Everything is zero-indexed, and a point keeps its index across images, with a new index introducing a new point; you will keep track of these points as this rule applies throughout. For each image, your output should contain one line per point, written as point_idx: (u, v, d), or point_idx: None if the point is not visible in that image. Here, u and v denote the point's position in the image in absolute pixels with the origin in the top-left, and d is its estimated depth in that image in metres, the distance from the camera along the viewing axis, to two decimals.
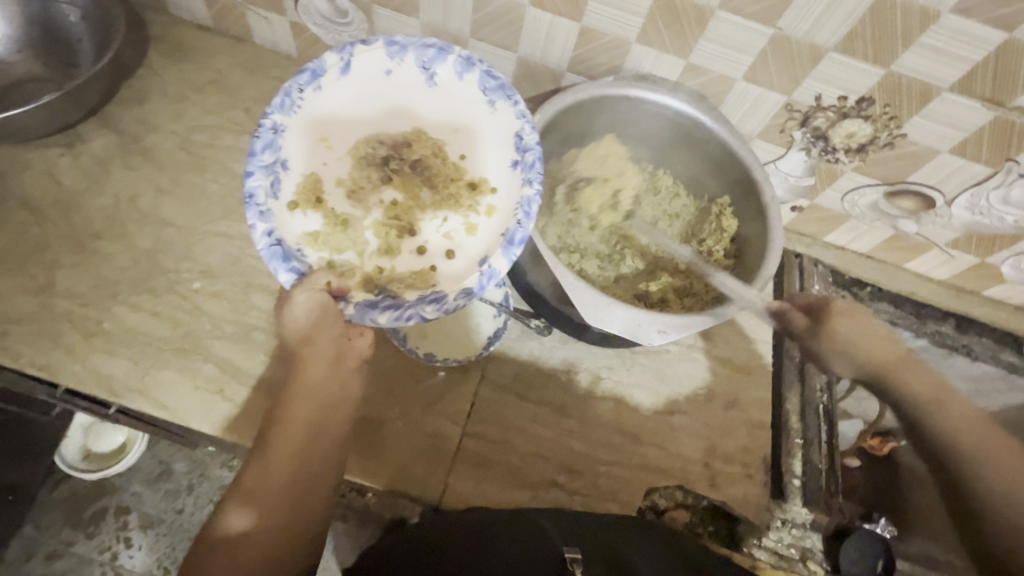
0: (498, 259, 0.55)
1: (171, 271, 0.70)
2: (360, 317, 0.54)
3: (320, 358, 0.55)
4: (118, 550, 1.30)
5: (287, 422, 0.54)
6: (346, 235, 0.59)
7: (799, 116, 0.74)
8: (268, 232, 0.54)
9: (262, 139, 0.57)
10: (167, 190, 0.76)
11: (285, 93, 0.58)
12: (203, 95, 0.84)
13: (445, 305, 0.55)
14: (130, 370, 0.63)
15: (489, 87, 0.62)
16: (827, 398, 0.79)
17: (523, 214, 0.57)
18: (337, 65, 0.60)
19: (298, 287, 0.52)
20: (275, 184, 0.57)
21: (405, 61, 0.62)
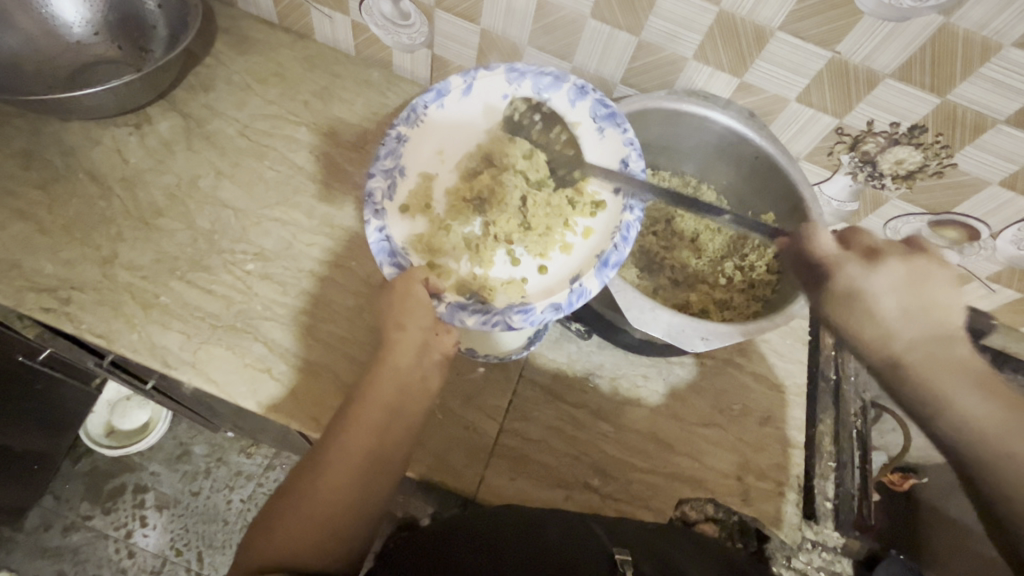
0: (589, 280, 0.61)
1: (227, 251, 0.72)
2: (451, 316, 0.60)
3: (406, 345, 0.57)
4: (133, 527, 1.31)
5: (367, 402, 0.55)
6: (446, 239, 0.63)
7: (849, 140, 0.74)
8: (380, 230, 0.61)
9: (387, 147, 0.64)
10: (226, 173, 0.78)
11: (411, 108, 0.65)
12: (265, 86, 0.87)
13: (530, 316, 0.61)
14: (184, 344, 0.65)
15: (599, 116, 0.66)
16: (861, 423, 0.77)
17: (620, 239, 0.62)
18: (460, 86, 0.67)
19: (401, 280, 0.59)
20: (391, 187, 0.63)
21: (522, 85, 0.67)
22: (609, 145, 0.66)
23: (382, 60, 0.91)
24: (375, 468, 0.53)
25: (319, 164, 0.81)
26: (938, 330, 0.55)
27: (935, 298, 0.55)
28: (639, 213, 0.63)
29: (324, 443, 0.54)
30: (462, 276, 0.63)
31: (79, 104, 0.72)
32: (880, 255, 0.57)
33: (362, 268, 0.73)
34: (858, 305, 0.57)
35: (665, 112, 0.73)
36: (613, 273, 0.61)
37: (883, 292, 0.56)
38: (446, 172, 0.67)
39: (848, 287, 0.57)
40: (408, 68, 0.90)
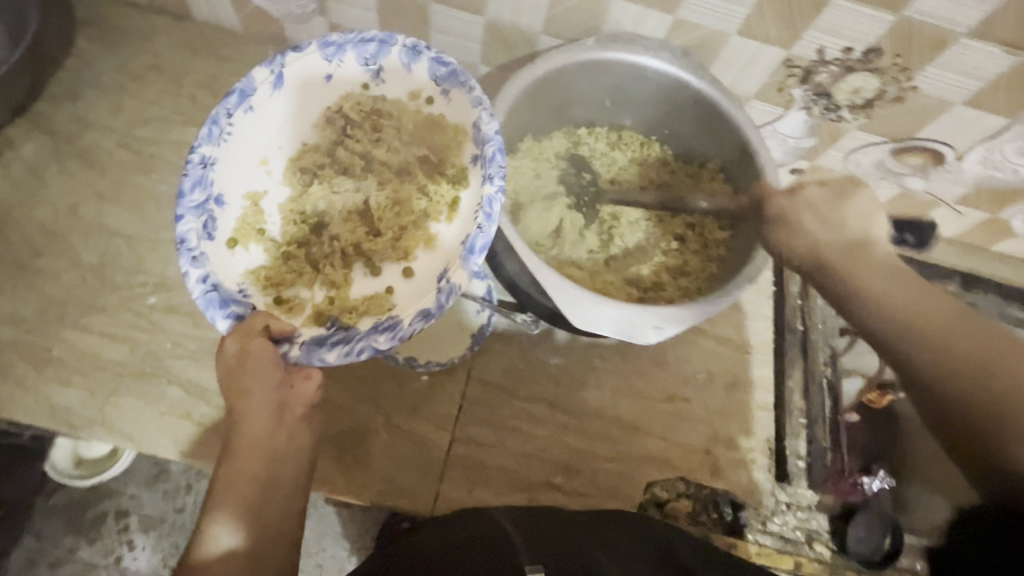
0: (458, 275, 0.50)
1: (123, 287, 0.64)
2: (309, 357, 0.50)
3: (259, 412, 0.51)
4: (122, 552, 1.30)
5: (233, 484, 0.50)
6: (290, 268, 0.55)
7: (799, 72, 0.67)
8: (203, 278, 0.50)
9: (190, 177, 0.51)
10: (110, 195, 0.69)
11: (213, 121, 0.52)
12: (141, 83, 0.75)
13: (398, 332, 0.50)
14: (88, 400, 0.59)
15: (440, 76, 0.55)
16: (831, 371, 0.77)
17: (485, 217, 0.50)
18: (267, 81, 0.54)
19: (235, 335, 0.49)
20: (208, 224, 0.52)
21: (345, 61, 0.56)
22: (459, 109, 0.55)
23: (274, 34, 0.79)
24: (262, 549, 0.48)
25: None
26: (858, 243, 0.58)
27: (854, 211, 0.59)
28: (500, 181, 0.51)
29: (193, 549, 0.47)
30: (318, 305, 0.54)
31: None
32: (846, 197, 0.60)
33: None
34: (805, 233, 0.58)
35: (595, 62, 0.64)
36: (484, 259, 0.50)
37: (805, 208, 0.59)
38: (275, 185, 0.56)
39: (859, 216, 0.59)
40: (304, 41, 0.79)
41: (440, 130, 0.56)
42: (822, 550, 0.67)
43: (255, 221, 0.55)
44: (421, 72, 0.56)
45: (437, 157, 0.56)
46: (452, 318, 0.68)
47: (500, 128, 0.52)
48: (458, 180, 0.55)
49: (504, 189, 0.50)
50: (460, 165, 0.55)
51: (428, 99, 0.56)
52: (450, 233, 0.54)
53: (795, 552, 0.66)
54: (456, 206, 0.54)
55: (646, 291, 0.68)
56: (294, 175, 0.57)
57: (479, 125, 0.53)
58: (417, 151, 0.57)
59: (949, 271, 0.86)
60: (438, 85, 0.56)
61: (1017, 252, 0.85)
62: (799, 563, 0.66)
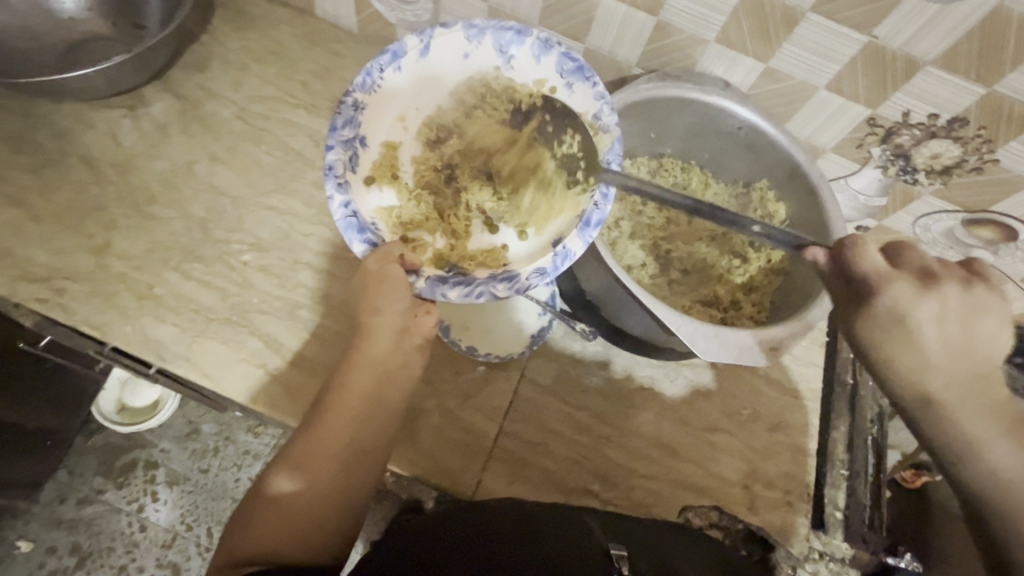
0: (572, 241, 0.55)
1: (222, 242, 0.70)
2: (431, 292, 0.55)
3: (383, 332, 0.55)
4: (144, 502, 1.34)
5: (346, 391, 0.53)
6: (421, 213, 0.60)
7: (881, 132, 0.69)
8: (345, 204, 0.55)
9: (342, 116, 0.56)
10: (223, 159, 0.76)
11: (366, 74, 0.57)
12: (263, 65, 0.83)
13: (516, 284, 0.55)
14: (178, 337, 0.64)
15: (567, 70, 0.59)
16: (878, 430, 0.75)
17: (600, 196, 0.56)
18: (417, 47, 0.58)
19: (374, 257, 0.54)
20: (353, 159, 0.56)
21: (483, 44, 0.60)
22: (579, 101, 0.60)
23: (385, 37, 0.87)
24: (360, 454, 0.52)
25: (318, 149, 0.78)
26: (982, 369, 0.43)
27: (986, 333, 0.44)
28: (617, 167, 0.57)
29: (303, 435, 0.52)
30: (440, 249, 0.60)
31: (70, 86, 0.70)
32: (936, 283, 0.44)
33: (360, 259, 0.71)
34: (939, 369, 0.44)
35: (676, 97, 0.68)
36: (596, 233, 0.56)
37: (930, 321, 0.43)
38: (410, 138, 0.61)
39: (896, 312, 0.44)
40: None
41: (561, 115, 0.61)
42: None
43: (392, 166, 0.60)
44: (550, 65, 0.60)
45: (557, 139, 0.61)
46: (511, 315, 0.71)
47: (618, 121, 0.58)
48: (578, 156, 0.60)
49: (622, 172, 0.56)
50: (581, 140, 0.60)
51: (552, 88, 0.61)
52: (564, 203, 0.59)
53: None
54: (575, 182, 0.59)
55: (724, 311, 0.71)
56: (428, 133, 0.62)
57: (599, 117, 0.59)
58: (539, 129, 0.62)
59: None
60: (564, 78, 0.60)
61: None
62: None
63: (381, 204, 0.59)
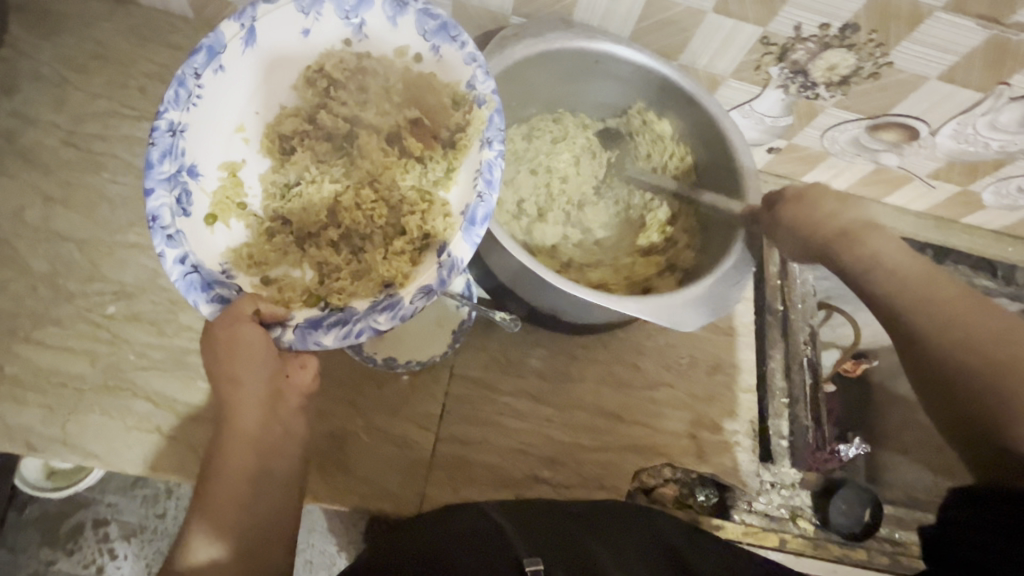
0: (457, 245, 0.49)
1: (78, 297, 0.61)
2: (304, 341, 0.48)
3: (250, 403, 0.48)
4: (103, 563, 1.26)
5: (222, 483, 0.47)
6: (274, 246, 0.53)
7: (776, 50, 0.65)
8: (181, 258, 0.47)
9: (159, 146, 0.47)
10: (58, 197, 0.64)
11: (179, 83, 0.48)
12: (85, 76, 0.70)
13: (399, 311, 0.48)
14: (48, 418, 0.56)
15: (428, 30, 0.52)
16: (811, 350, 0.77)
17: (484, 184, 0.50)
18: (238, 36, 0.50)
19: (223, 321, 0.47)
20: (183, 198, 0.48)
21: (324, 14, 0.52)
22: (450, 68, 0.53)
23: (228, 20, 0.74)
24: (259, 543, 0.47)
25: None
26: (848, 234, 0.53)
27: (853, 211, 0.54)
28: (499, 146, 0.50)
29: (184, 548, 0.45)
30: (308, 283, 0.52)
31: None
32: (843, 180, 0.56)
33: None
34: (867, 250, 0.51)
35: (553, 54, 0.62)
36: (485, 230, 0.49)
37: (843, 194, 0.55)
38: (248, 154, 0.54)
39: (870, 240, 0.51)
40: None
41: (432, 91, 0.54)
42: (806, 526, 0.68)
43: (233, 195, 0.52)
44: (409, 29, 0.53)
45: (430, 120, 0.54)
46: (428, 315, 0.66)
47: (495, 86, 0.51)
48: (455, 142, 0.53)
49: (504, 153, 0.50)
50: (457, 120, 0.53)
51: (415, 57, 0.54)
52: (446, 195, 0.52)
53: (780, 530, 0.68)
54: (452, 171, 0.53)
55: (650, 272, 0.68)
56: (271, 143, 0.54)
57: (474, 86, 0.51)
58: (405, 113, 0.55)
59: (920, 245, 0.86)
60: (427, 41, 0.52)
61: (986, 225, 0.87)
62: (784, 540, 0.67)
63: (226, 244, 0.51)
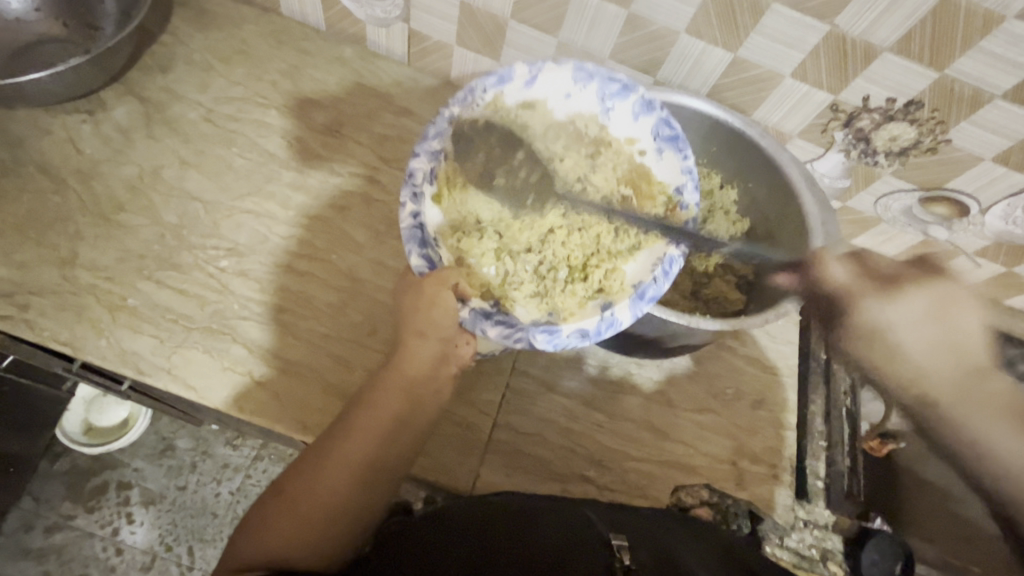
0: (622, 310, 0.53)
1: (197, 248, 0.68)
2: (472, 325, 0.52)
3: (422, 356, 0.54)
4: (118, 525, 1.28)
5: (375, 409, 0.52)
6: (482, 252, 0.56)
7: (843, 116, 0.73)
8: (414, 214, 0.53)
9: (435, 126, 0.55)
10: (192, 162, 0.73)
11: (469, 90, 0.56)
12: (229, 66, 0.81)
13: (554, 338, 0.53)
14: (156, 349, 0.62)
15: (661, 135, 0.59)
16: (851, 402, 0.78)
17: (661, 272, 0.54)
18: (524, 76, 0.57)
19: (429, 280, 0.51)
20: (434, 170, 0.54)
21: (587, 88, 0.59)
22: (666, 169, 0.59)
23: (355, 36, 0.85)
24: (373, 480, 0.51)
25: (291, 151, 0.77)
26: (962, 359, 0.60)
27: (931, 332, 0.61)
28: (685, 247, 0.55)
29: (316, 454, 0.51)
30: (487, 281, 0.55)
31: (26, 91, 0.66)
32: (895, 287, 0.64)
33: (341, 261, 0.70)
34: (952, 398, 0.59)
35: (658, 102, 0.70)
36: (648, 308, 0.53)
37: (904, 325, 0.61)
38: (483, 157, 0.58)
39: (872, 324, 0.63)
40: (382, 43, 0.84)
41: (647, 181, 0.61)
42: (836, 569, 0.69)
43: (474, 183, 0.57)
44: (646, 125, 0.59)
45: (637, 203, 0.61)
46: None
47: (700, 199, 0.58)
48: (650, 228, 0.58)
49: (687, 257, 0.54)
50: (658, 212, 0.59)
51: (643, 152, 0.60)
52: (625, 267, 0.57)
53: (810, 569, 0.69)
54: (638, 249, 0.58)
55: (710, 302, 0.71)
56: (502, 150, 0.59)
57: (682, 193, 0.58)
58: (622, 190, 0.62)
59: None
60: (657, 144, 0.59)
61: None
62: None
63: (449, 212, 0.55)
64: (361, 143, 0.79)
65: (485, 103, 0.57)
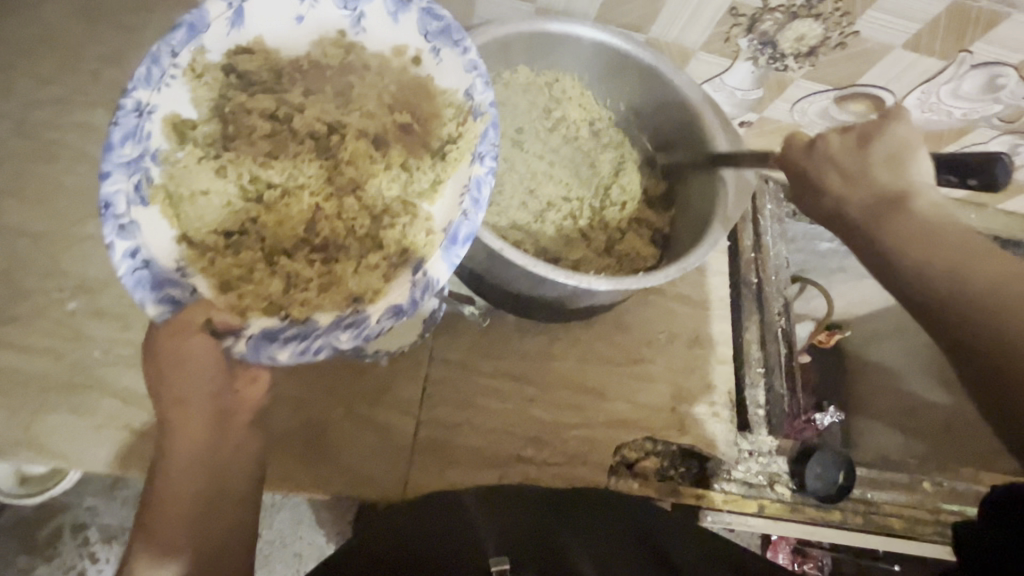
0: (435, 265, 0.47)
1: (37, 293, 0.58)
2: (257, 354, 0.46)
3: (192, 419, 0.46)
4: (84, 567, 1.17)
5: (167, 503, 0.45)
6: (240, 262, 0.49)
7: (744, 21, 0.65)
8: (131, 251, 0.45)
9: (121, 128, 0.45)
10: (9, 190, 0.61)
11: (152, 60, 0.45)
12: (33, 60, 0.66)
13: (364, 331, 0.47)
14: (10, 420, 0.54)
15: (431, 31, 0.51)
16: (785, 321, 0.78)
17: (471, 203, 0.48)
18: (224, 14, 0.48)
19: (168, 333, 0.45)
20: (140, 186, 0.46)
21: (320, 3, 0.51)
22: (450, 73, 0.51)
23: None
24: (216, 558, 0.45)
25: None
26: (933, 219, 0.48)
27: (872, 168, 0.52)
28: (490, 162, 0.49)
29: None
30: (272, 293, 0.48)
31: None
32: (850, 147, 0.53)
33: None
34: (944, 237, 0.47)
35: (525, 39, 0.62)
36: (466, 249, 0.48)
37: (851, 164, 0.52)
38: (190, 148, 0.48)
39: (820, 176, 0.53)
40: None
41: (427, 96, 0.53)
42: (783, 490, 0.70)
43: (193, 184, 0.48)
44: (410, 26, 0.51)
45: (422, 125, 0.53)
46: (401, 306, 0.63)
47: (493, 96, 0.50)
48: (446, 153, 0.52)
49: (494, 171, 0.48)
50: (449, 129, 0.52)
51: (416, 59, 0.52)
52: (430, 210, 0.51)
53: (759, 496, 0.69)
54: (440, 183, 0.51)
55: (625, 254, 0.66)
56: (218, 127, 0.50)
57: (472, 95, 0.51)
58: (396, 116, 0.53)
59: None
60: (428, 42, 0.51)
61: None
62: (762, 505, 0.69)
63: (178, 232, 0.47)
64: None
65: (183, 73, 0.47)
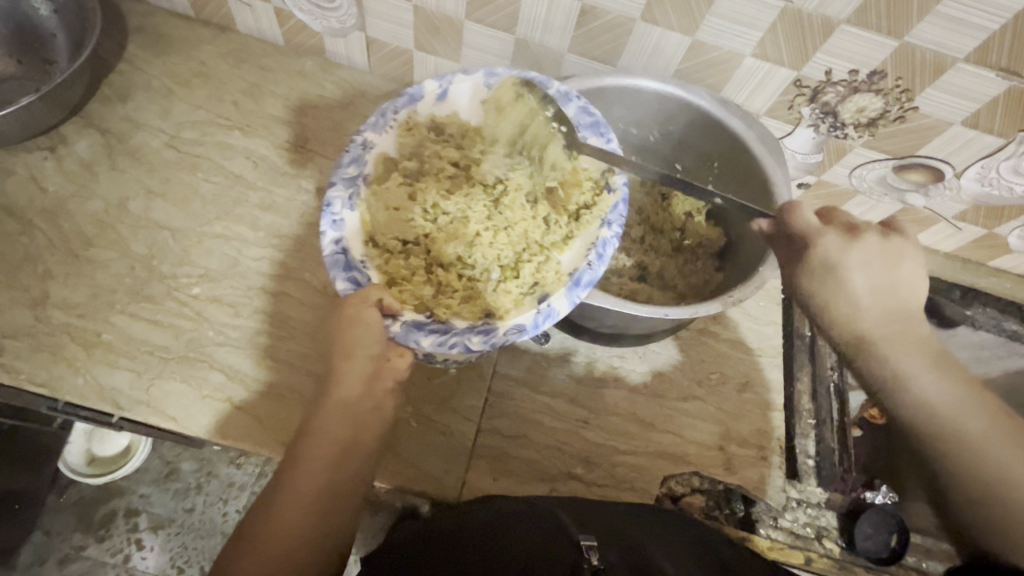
0: (558, 299, 0.54)
1: (169, 277, 0.68)
2: (404, 338, 0.53)
3: (353, 376, 0.53)
4: (129, 552, 1.14)
5: (315, 442, 0.51)
6: (408, 266, 0.57)
7: (808, 92, 0.72)
8: (336, 240, 0.54)
9: (350, 154, 0.56)
10: (158, 191, 0.73)
11: (380, 113, 0.58)
12: (189, 90, 0.80)
13: (491, 338, 0.53)
14: (134, 382, 0.62)
15: (582, 123, 0.60)
16: (839, 377, 0.78)
17: (595, 256, 0.56)
18: (434, 92, 0.60)
19: (353, 300, 0.52)
20: (353, 196, 0.56)
21: (502, 94, 0.61)
22: (591, 155, 0.60)
23: (313, 48, 0.84)
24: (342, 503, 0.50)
25: (257, 170, 0.76)
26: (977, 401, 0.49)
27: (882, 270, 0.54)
28: (617, 228, 0.56)
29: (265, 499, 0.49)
30: (423, 294, 0.56)
31: None
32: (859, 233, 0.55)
33: (315, 279, 0.70)
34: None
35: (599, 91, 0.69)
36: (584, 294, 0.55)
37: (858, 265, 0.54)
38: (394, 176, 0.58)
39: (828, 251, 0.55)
40: (343, 53, 0.83)
41: (571, 169, 0.60)
42: (832, 546, 0.69)
43: (390, 199, 0.57)
44: (567, 118, 0.61)
45: (563, 191, 0.61)
46: None
47: (626, 179, 0.58)
48: (580, 216, 0.59)
49: (620, 237, 0.55)
50: (584, 199, 0.60)
51: None
52: (558, 257, 0.57)
53: (806, 549, 0.68)
54: (571, 238, 0.58)
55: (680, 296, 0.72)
56: (415, 164, 0.59)
57: (610, 176, 0.59)
58: (546, 182, 0.62)
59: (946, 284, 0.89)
60: (579, 133, 0.61)
61: (1013, 268, 0.89)
62: (809, 558, 0.68)
63: (368, 234, 0.56)
64: (328, 157, 0.78)
65: (398, 125, 0.59)
